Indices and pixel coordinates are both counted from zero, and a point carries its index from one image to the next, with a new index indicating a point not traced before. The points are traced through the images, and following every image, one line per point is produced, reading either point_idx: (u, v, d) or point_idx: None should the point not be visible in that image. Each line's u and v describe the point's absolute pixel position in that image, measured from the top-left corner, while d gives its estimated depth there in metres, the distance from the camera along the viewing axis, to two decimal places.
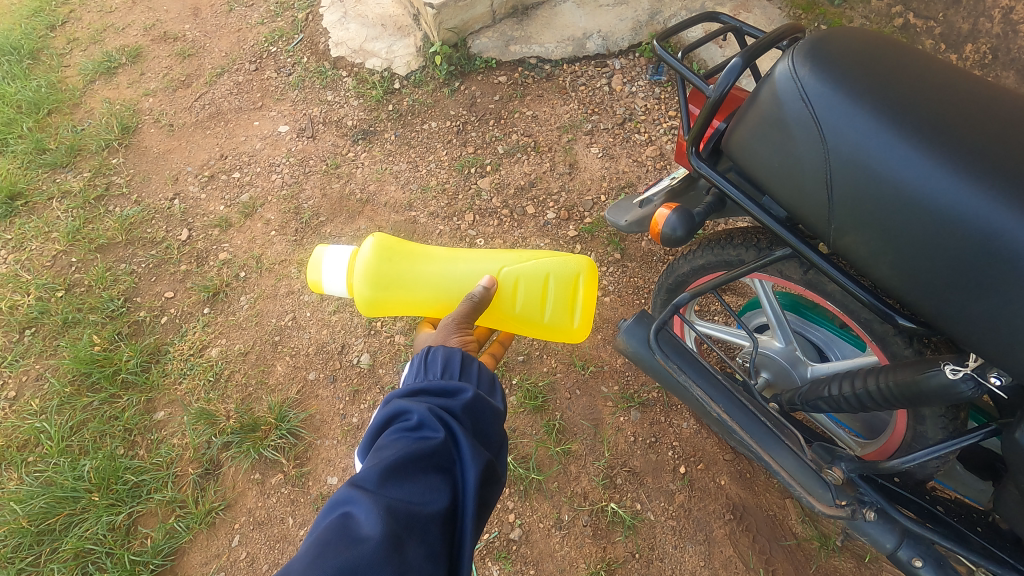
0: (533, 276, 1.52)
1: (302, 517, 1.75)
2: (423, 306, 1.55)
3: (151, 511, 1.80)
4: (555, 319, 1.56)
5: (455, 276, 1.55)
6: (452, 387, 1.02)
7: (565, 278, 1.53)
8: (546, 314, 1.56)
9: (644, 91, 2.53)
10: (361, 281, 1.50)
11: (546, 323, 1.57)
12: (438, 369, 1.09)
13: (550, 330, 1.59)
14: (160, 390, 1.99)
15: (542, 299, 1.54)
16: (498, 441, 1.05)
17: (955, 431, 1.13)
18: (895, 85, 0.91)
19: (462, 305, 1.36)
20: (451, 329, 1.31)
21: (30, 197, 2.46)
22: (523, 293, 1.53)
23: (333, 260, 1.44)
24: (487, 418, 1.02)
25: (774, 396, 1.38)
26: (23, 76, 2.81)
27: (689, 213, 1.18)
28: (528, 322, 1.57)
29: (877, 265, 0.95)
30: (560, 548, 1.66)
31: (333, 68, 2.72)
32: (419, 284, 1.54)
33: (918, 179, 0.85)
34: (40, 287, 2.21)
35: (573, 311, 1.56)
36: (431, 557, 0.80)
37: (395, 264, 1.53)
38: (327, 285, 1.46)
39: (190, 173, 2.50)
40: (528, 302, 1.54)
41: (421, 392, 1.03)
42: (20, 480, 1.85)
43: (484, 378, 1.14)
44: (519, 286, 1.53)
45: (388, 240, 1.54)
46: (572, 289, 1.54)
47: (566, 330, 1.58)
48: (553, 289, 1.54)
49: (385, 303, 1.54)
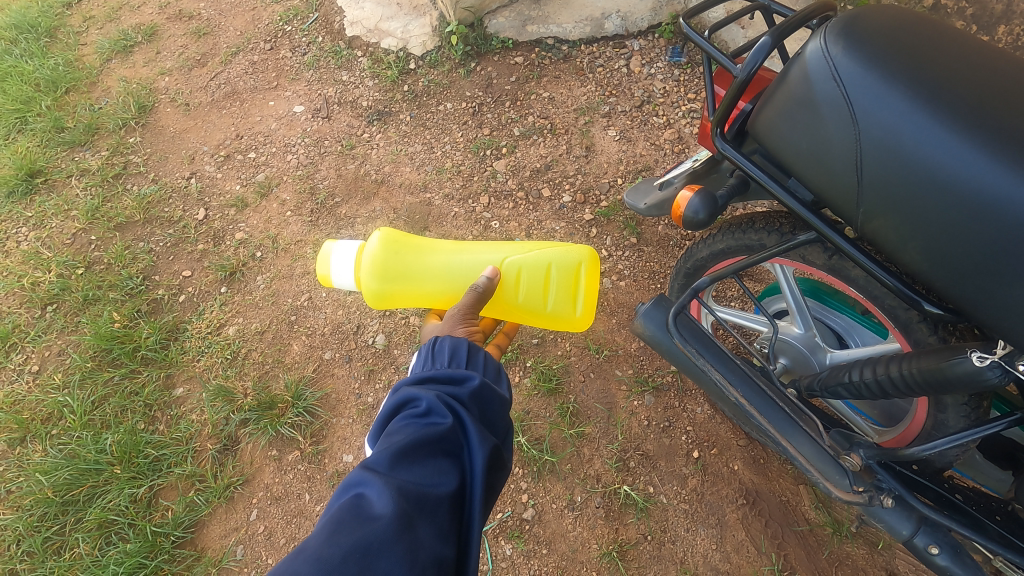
0: (535, 265, 1.51)
1: (319, 493, 1.78)
2: (429, 298, 1.54)
3: (171, 484, 1.83)
4: (558, 308, 1.55)
5: (460, 267, 1.53)
6: (459, 374, 1.03)
7: (567, 267, 1.52)
8: (549, 303, 1.54)
9: (663, 73, 2.49)
10: (369, 275, 1.51)
11: (549, 311, 1.55)
12: (445, 358, 1.09)
13: (553, 319, 1.58)
14: (179, 366, 2.02)
15: (544, 288, 1.53)
16: (503, 429, 1.06)
17: (977, 420, 1.12)
18: (930, 65, 0.89)
19: (466, 295, 1.35)
20: (456, 320, 1.32)
21: (49, 175, 2.48)
22: (526, 282, 1.52)
23: (342, 254, 1.45)
24: (493, 406, 1.03)
25: (792, 382, 1.35)
26: (41, 54, 2.82)
27: (712, 197, 1.17)
28: (532, 312, 1.55)
29: (906, 250, 0.93)
30: (573, 529, 1.68)
31: (348, 48, 2.70)
32: (425, 275, 1.53)
33: (952, 161, 0.83)
34: (61, 264, 2.24)
35: (575, 300, 1.55)
36: (442, 536, 0.81)
37: (402, 256, 1.53)
38: (336, 280, 1.47)
39: (206, 152, 2.51)
40: (531, 291, 1.52)
41: (429, 379, 1.03)
42: (44, 452, 1.89)
43: (491, 367, 1.14)
44: (522, 275, 1.52)
45: (395, 233, 1.55)
46: (573, 278, 1.54)
47: (568, 319, 1.57)
48: (555, 278, 1.53)
49: (392, 295, 1.54)
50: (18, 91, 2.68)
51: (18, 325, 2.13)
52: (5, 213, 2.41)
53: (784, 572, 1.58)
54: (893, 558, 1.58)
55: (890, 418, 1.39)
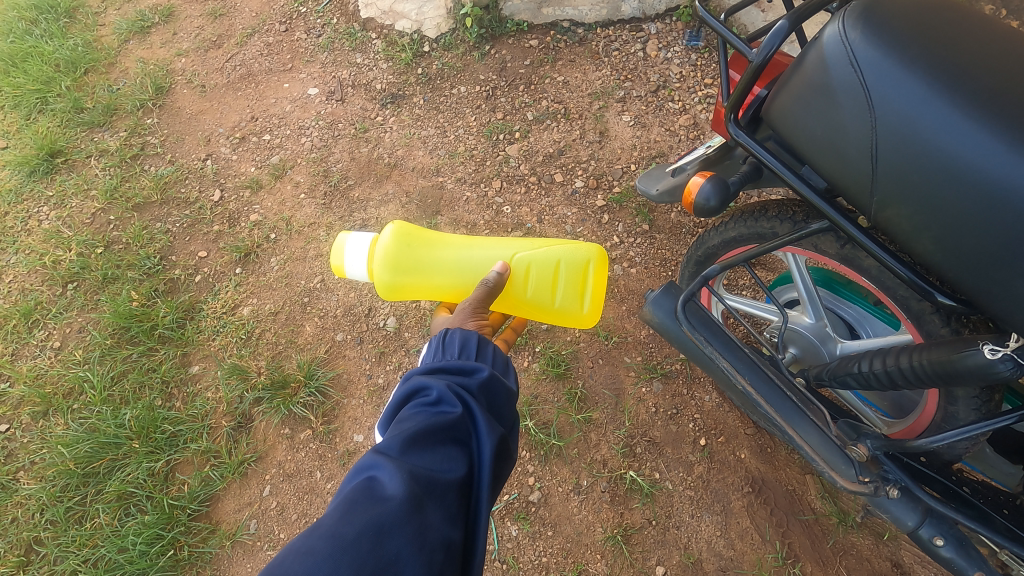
0: (545, 261, 1.52)
1: (330, 471, 1.82)
2: (440, 291, 1.55)
3: (188, 459, 1.88)
4: (566, 304, 1.56)
5: (471, 262, 1.55)
6: (468, 365, 1.04)
7: (576, 265, 1.52)
8: (557, 299, 1.55)
9: (680, 57, 2.45)
10: (381, 266, 1.52)
11: (556, 307, 1.56)
12: (456, 349, 1.11)
13: (561, 315, 1.58)
14: (195, 345, 2.06)
15: (553, 284, 1.54)
16: (510, 420, 1.07)
17: (988, 413, 1.11)
18: (952, 51, 0.87)
19: (477, 290, 1.36)
20: (466, 314, 1.32)
21: (69, 155, 2.52)
22: (535, 278, 1.53)
23: (355, 246, 1.45)
24: (501, 398, 1.05)
25: (800, 371, 1.36)
26: (61, 34, 2.85)
27: (724, 183, 1.15)
28: (539, 308, 1.56)
29: (919, 241, 0.91)
30: (578, 512, 1.70)
31: (362, 30, 2.69)
32: (437, 269, 1.55)
33: (970, 151, 0.82)
34: (81, 243, 2.28)
35: (583, 296, 1.55)
36: (450, 520, 0.82)
37: (414, 249, 1.54)
38: (349, 270, 1.47)
39: (221, 134, 2.53)
40: (539, 287, 1.53)
41: (439, 369, 1.05)
42: (67, 425, 1.95)
43: (499, 360, 1.16)
44: (531, 272, 1.52)
45: (408, 226, 1.56)
46: (582, 274, 1.53)
47: (575, 315, 1.57)
48: (563, 275, 1.53)
49: (403, 287, 1.56)
50: (38, 72, 2.71)
51: (40, 302, 2.18)
52: (26, 192, 2.45)
53: (788, 560, 1.59)
54: (898, 549, 1.57)
55: (900, 410, 1.38)
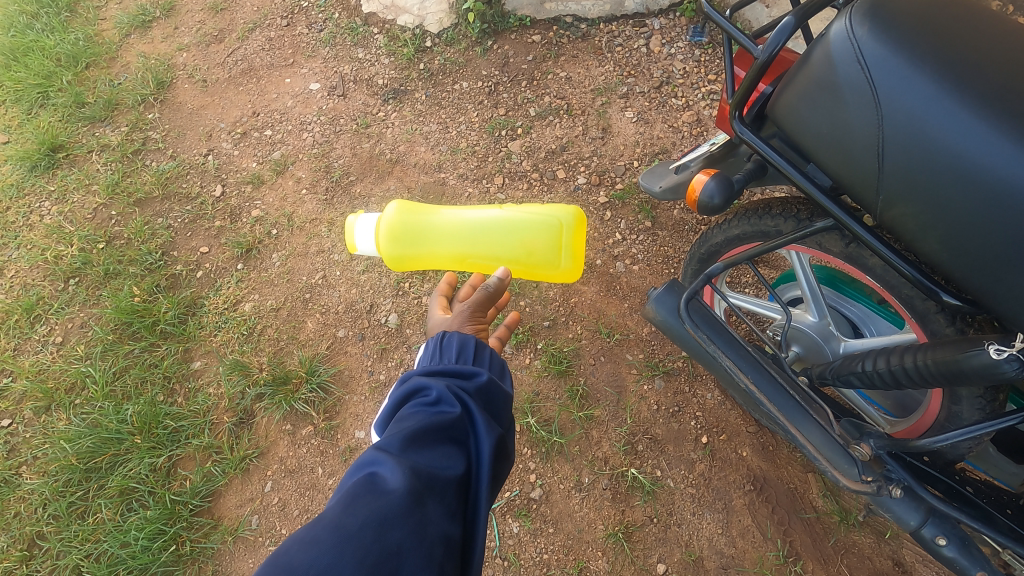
0: (527, 217, 1.56)
1: (331, 467, 1.82)
2: (436, 249, 1.60)
3: (189, 455, 1.89)
4: (546, 256, 1.54)
5: (465, 222, 1.62)
6: (466, 370, 1.04)
7: (555, 220, 1.54)
8: (537, 249, 1.54)
9: (683, 53, 2.44)
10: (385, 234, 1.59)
11: (537, 258, 1.54)
12: (454, 351, 1.11)
13: (542, 268, 1.55)
14: (197, 341, 2.06)
15: (534, 235, 1.55)
16: (507, 423, 1.07)
17: (992, 413, 1.11)
18: (960, 48, 0.86)
19: (476, 292, 1.35)
20: (465, 317, 1.31)
21: (71, 150, 2.52)
22: (518, 231, 1.55)
23: (365, 226, 1.50)
24: (499, 400, 1.05)
25: (803, 370, 1.35)
26: (62, 29, 2.84)
27: (728, 181, 1.15)
28: (522, 259, 1.55)
29: (925, 240, 0.91)
30: (580, 509, 1.70)
31: (364, 25, 2.68)
32: (434, 230, 1.61)
33: (978, 150, 0.81)
34: (82, 238, 2.27)
35: (562, 250, 1.53)
36: (450, 516, 0.82)
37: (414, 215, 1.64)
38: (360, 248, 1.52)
39: (223, 129, 2.52)
40: (521, 239, 1.55)
41: (438, 370, 1.05)
42: (69, 420, 1.95)
43: (496, 363, 1.16)
44: (514, 225, 1.56)
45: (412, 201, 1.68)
46: (562, 229, 1.53)
47: (556, 268, 1.54)
48: (545, 228, 1.54)
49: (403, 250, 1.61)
50: (39, 66, 2.71)
51: (42, 297, 2.18)
52: (28, 186, 2.45)
53: (789, 558, 1.59)
54: (900, 547, 1.57)
55: (903, 409, 1.38)
